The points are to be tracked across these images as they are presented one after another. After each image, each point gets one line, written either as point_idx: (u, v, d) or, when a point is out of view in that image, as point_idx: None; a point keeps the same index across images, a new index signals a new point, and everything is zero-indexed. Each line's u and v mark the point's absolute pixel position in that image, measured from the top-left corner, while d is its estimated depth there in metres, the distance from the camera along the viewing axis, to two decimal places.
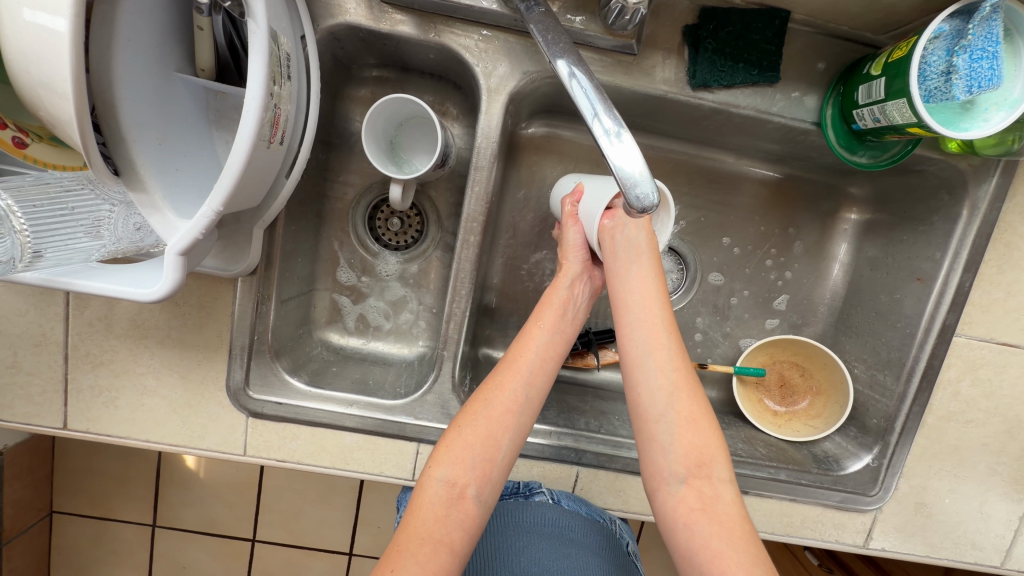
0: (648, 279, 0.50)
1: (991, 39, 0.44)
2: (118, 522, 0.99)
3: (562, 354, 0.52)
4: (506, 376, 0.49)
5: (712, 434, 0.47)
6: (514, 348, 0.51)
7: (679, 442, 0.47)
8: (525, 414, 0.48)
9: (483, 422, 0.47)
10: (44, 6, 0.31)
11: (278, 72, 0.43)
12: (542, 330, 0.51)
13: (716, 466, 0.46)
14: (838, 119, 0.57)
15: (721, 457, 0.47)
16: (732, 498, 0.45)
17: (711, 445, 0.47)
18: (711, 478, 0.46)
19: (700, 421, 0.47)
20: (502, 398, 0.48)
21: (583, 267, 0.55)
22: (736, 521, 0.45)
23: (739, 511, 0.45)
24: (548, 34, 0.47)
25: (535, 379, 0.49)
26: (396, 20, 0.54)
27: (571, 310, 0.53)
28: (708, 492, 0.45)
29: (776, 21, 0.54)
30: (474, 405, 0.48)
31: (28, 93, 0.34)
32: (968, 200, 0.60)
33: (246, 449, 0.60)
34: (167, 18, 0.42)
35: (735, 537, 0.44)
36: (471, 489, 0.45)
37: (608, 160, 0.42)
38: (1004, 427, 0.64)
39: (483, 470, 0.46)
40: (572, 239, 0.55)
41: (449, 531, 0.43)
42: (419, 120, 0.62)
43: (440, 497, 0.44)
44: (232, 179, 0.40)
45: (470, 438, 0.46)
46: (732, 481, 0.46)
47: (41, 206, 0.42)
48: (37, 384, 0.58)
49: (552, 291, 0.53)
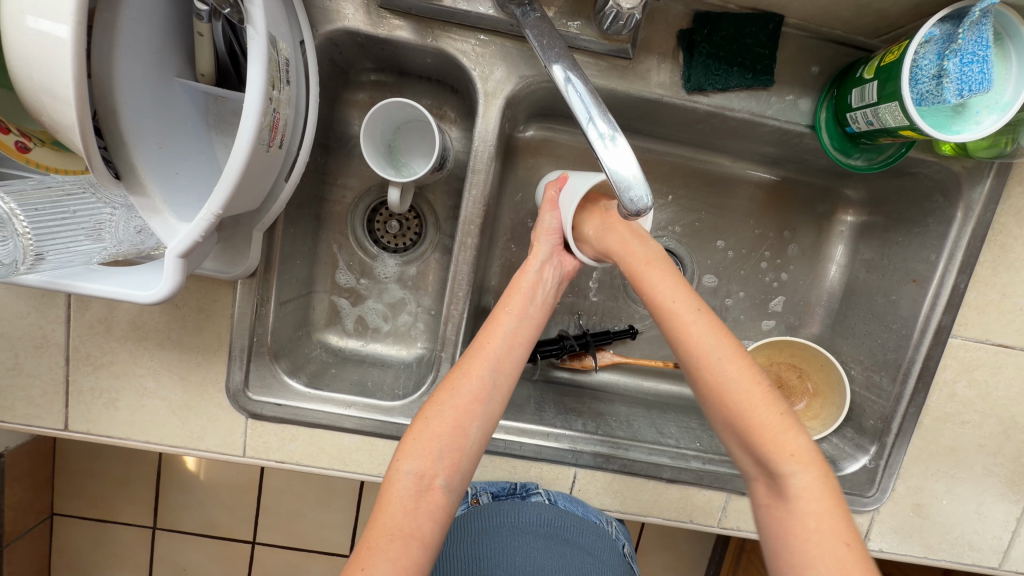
0: (668, 281, 0.48)
1: (981, 43, 0.44)
2: (118, 525, 0.99)
3: (531, 339, 0.51)
4: (474, 362, 0.48)
5: (771, 423, 0.44)
6: (481, 335, 0.50)
7: (734, 440, 0.46)
8: (492, 401, 0.47)
9: (451, 412, 0.46)
10: (47, 14, 0.31)
11: (277, 77, 0.44)
12: (509, 316, 0.51)
13: (780, 464, 0.43)
14: (832, 122, 0.58)
15: (786, 448, 0.43)
16: (806, 490, 0.42)
17: (769, 436, 0.44)
18: (774, 474, 0.44)
19: (753, 412, 0.44)
20: (470, 386, 0.47)
21: (554, 250, 0.56)
22: (815, 515, 0.41)
23: (821, 507, 0.42)
24: (543, 40, 0.48)
25: (502, 366, 0.49)
26: (394, 25, 0.55)
27: (539, 294, 0.53)
28: (778, 488, 0.43)
29: (770, 26, 0.55)
30: (441, 394, 0.47)
31: (31, 99, 0.35)
32: (962, 202, 0.60)
33: (245, 450, 0.61)
34: (167, 24, 0.42)
35: (817, 534, 0.41)
36: (440, 479, 0.44)
37: (601, 163, 0.43)
38: (999, 428, 0.65)
39: (452, 460, 0.45)
40: (547, 223, 0.57)
41: (419, 525, 0.43)
42: (416, 124, 0.63)
43: (408, 490, 0.44)
44: (231, 182, 0.41)
45: (437, 429, 0.46)
46: (806, 477, 0.42)
47: (43, 210, 0.42)
48: (38, 386, 0.59)
49: (521, 274, 0.54)
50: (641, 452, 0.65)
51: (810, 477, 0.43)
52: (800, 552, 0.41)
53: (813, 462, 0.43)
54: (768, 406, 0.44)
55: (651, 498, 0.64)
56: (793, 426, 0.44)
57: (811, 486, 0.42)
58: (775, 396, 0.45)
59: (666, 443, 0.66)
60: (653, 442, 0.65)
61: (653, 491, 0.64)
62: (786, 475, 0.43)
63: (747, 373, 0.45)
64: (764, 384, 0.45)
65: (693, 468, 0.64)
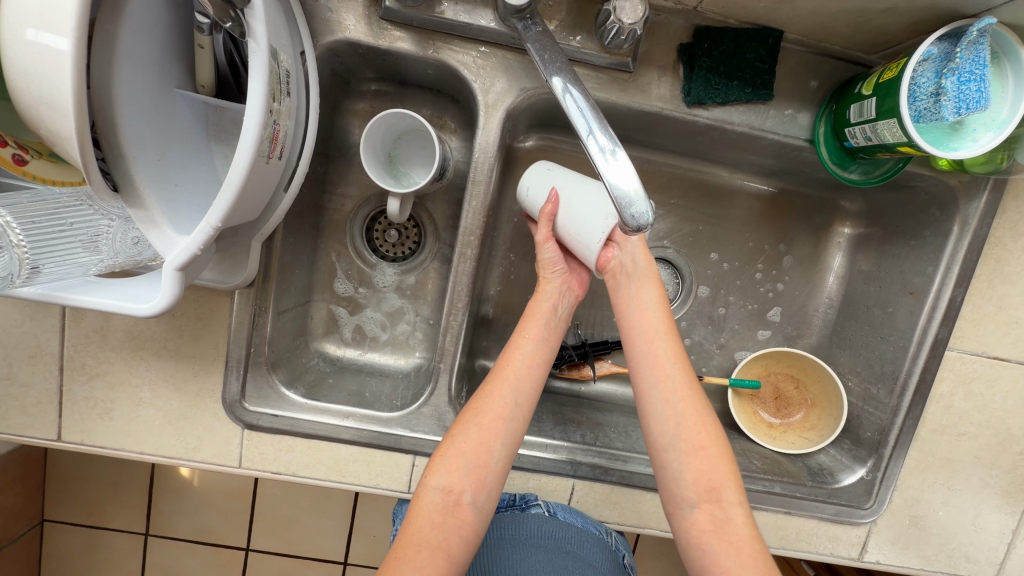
0: (650, 303, 0.52)
1: (978, 63, 0.45)
2: (110, 531, 0.98)
3: (549, 360, 0.52)
4: (497, 384, 0.49)
5: (723, 457, 0.48)
6: (503, 356, 0.51)
7: (689, 467, 0.47)
8: (515, 420, 0.48)
9: (476, 430, 0.47)
10: (48, 26, 0.31)
11: (278, 89, 0.44)
12: (527, 339, 0.51)
13: (726, 490, 0.47)
14: (830, 136, 0.58)
15: (735, 481, 0.48)
16: (744, 521, 0.46)
17: (721, 469, 0.48)
18: (721, 501, 0.47)
19: (712, 445, 0.48)
20: (494, 405, 0.48)
21: (563, 279, 0.55)
22: (752, 542, 0.45)
23: (752, 533, 0.46)
24: (544, 54, 0.48)
25: (523, 386, 0.49)
26: (395, 36, 0.55)
27: (555, 321, 0.54)
28: (720, 515, 0.46)
29: (769, 40, 0.55)
30: (468, 413, 0.48)
31: (30, 111, 0.34)
32: (959, 216, 0.61)
33: (241, 461, 0.60)
34: (168, 36, 0.42)
35: (755, 559, 0.45)
36: (466, 497, 0.45)
37: (602, 178, 0.42)
38: (995, 440, 0.65)
39: (477, 477, 0.46)
40: (548, 256, 0.55)
41: (446, 538, 0.43)
42: (416, 134, 0.63)
43: (436, 505, 0.45)
44: (232, 194, 0.41)
45: (463, 446, 0.47)
46: (743, 504, 0.47)
47: (39, 222, 0.42)
48: (32, 395, 0.58)
49: (535, 302, 0.54)
50: (640, 464, 0.65)
51: (746, 509, 0.47)
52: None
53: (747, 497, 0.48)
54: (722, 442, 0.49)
55: (649, 510, 0.64)
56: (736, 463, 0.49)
57: (745, 515, 0.47)
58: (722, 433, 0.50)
59: None
60: None
61: (652, 502, 0.64)
62: (732, 503, 0.47)
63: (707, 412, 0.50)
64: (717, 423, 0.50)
65: None
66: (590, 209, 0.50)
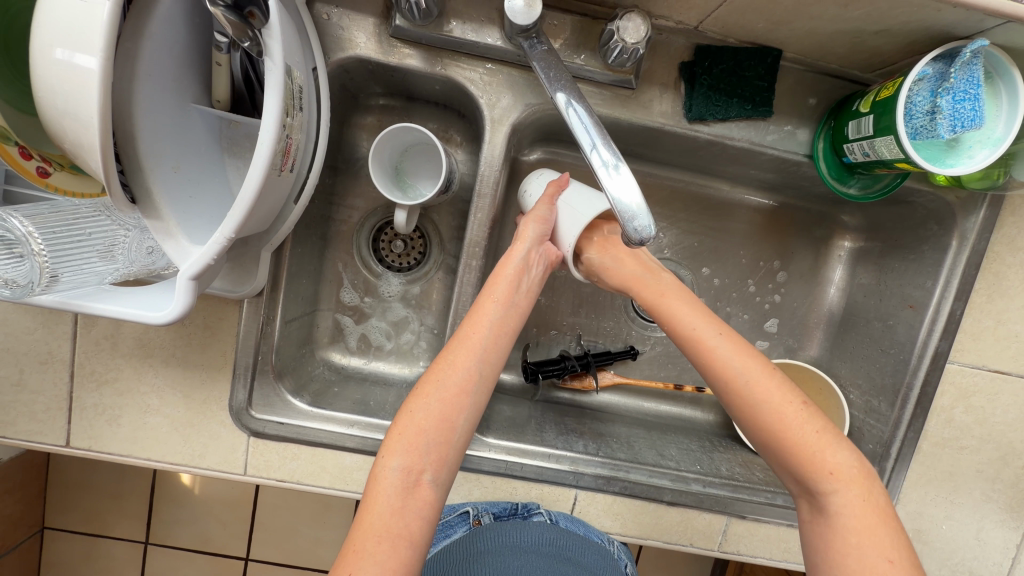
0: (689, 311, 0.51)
1: (972, 82, 0.46)
2: (111, 539, 0.98)
3: (516, 328, 0.51)
4: (459, 354, 0.47)
5: (808, 443, 0.45)
6: (467, 324, 0.49)
7: (772, 460, 0.47)
8: (478, 392, 0.46)
9: (437, 405, 0.45)
10: (77, 46, 0.33)
11: (291, 104, 0.45)
12: (494, 305, 0.50)
13: (819, 478, 0.45)
14: (829, 152, 0.59)
15: (826, 468, 0.45)
16: (844, 507, 0.44)
17: (807, 457, 0.45)
18: (814, 491, 0.45)
19: (792, 434, 0.45)
20: (456, 377, 0.46)
21: (539, 238, 0.55)
22: (858, 530, 0.43)
23: (869, 519, 0.43)
24: (549, 72, 0.49)
25: (488, 355, 0.48)
26: (404, 54, 0.56)
27: (524, 283, 0.52)
28: (820, 504, 0.45)
29: (769, 59, 0.56)
30: (426, 386, 0.46)
31: (54, 125, 0.36)
32: (957, 231, 0.61)
33: (246, 468, 0.61)
34: (186, 54, 0.44)
35: (858, 544, 0.42)
36: (427, 475, 0.43)
37: (605, 191, 0.44)
38: (997, 454, 0.65)
39: (438, 455, 0.44)
40: (541, 211, 0.56)
41: (407, 524, 0.41)
42: (422, 147, 0.64)
43: (395, 488, 0.42)
44: (246, 206, 0.42)
45: (423, 423, 0.45)
46: (842, 488, 0.44)
47: (59, 232, 0.43)
48: (41, 402, 0.59)
49: (505, 263, 0.52)
50: (641, 474, 0.65)
51: (851, 494, 0.44)
52: (840, 565, 0.43)
53: (855, 480, 0.44)
54: (808, 427, 0.45)
55: (652, 522, 0.64)
56: (834, 445, 0.45)
57: (851, 501, 0.44)
58: (815, 415, 0.46)
59: (667, 465, 0.66)
60: (654, 464, 0.66)
61: (655, 513, 0.64)
62: (825, 492, 0.44)
63: (784, 397, 0.46)
64: (803, 403, 0.46)
65: (694, 491, 0.65)
66: (588, 203, 0.55)
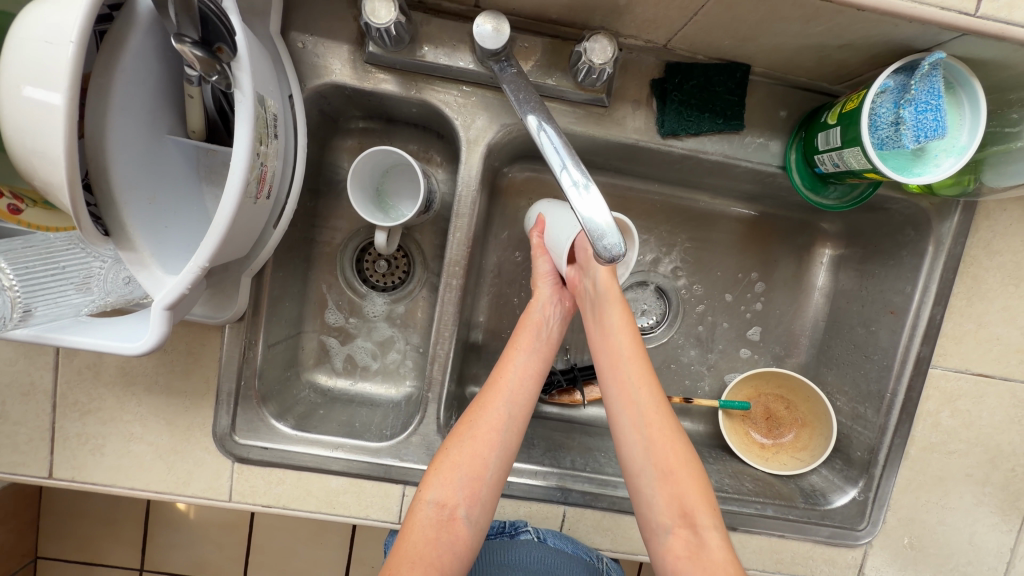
0: (618, 330, 0.52)
1: (932, 93, 0.46)
2: (105, 567, 0.97)
3: (542, 370, 0.53)
4: (490, 397, 0.51)
5: (697, 480, 0.49)
6: (495, 369, 0.53)
7: (662, 492, 0.49)
8: (508, 434, 0.49)
9: (469, 444, 0.49)
10: (41, 84, 0.33)
11: (265, 133, 0.46)
12: (519, 351, 0.53)
13: (700, 514, 0.48)
14: (801, 162, 0.60)
15: (710, 503, 0.48)
16: (720, 544, 0.47)
17: (695, 492, 0.49)
18: (696, 524, 0.48)
19: (686, 471, 0.49)
20: (487, 418, 0.50)
21: (553, 291, 0.57)
22: (724, 563, 0.46)
23: (728, 556, 0.47)
24: (519, 94, 0.50)
25: (516, 397, 0.51)
26: (379, 79, 0.57)
27: (545, 331, 0.55)
28: (695, 540, 0.47)
29: (738, 74, 0.57)
30: (461, 427, 0.50)
31: (25, 164, 0.36)
32: (933, 237, 0.62)
33: (231, 495, 0.60)
34: (158, 88, 0.44)
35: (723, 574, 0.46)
36: (460, 510, 0.47)
37: (576, 211, 0.44)
38: (986, 457, 0.65)
39: (471, 490, 0.48)
40: (541, 268, 0.57)
41: (439, 554, 0.46)
42: (402, 168, 0.65)
43: (430, 520, 0.47)
44: (217, 236, 0.42)
45: (457, 459, 0.49)
46: (718, 526, 0.48)
47: (33, 267, 0.45)
48: (24, 433, 0.59)
49: (527, 314, 0.55)
50: (629, 489, 0.65)
51: (720, 533, 0.48)
52: None
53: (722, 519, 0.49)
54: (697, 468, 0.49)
55: (642, 536, 0.63)
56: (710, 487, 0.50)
57: (719, 538, 0.47)
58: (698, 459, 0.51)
59: None
60: None
61: None
62: (703, 525, 0.47)
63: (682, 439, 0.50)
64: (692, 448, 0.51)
65: None
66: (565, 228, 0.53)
